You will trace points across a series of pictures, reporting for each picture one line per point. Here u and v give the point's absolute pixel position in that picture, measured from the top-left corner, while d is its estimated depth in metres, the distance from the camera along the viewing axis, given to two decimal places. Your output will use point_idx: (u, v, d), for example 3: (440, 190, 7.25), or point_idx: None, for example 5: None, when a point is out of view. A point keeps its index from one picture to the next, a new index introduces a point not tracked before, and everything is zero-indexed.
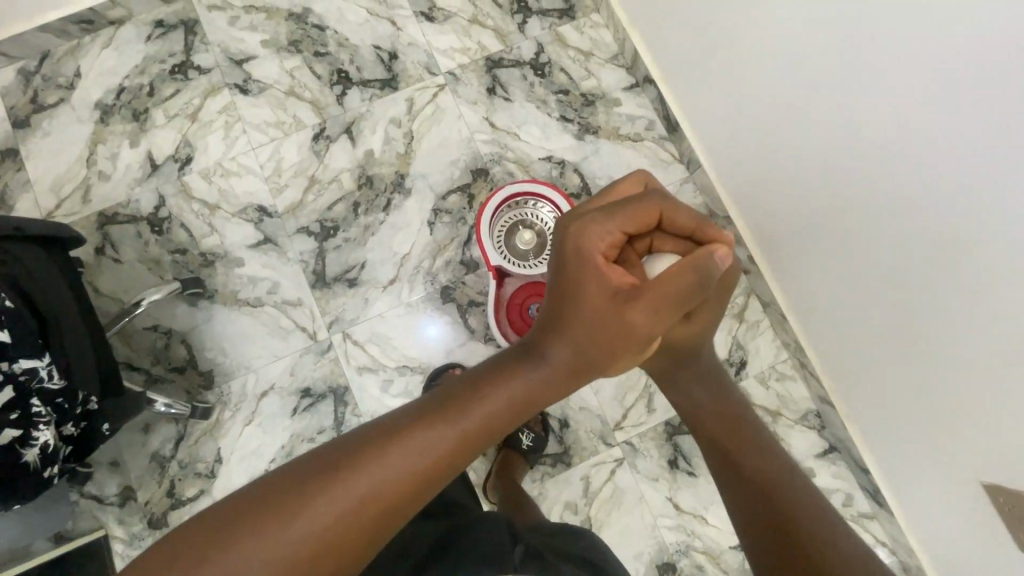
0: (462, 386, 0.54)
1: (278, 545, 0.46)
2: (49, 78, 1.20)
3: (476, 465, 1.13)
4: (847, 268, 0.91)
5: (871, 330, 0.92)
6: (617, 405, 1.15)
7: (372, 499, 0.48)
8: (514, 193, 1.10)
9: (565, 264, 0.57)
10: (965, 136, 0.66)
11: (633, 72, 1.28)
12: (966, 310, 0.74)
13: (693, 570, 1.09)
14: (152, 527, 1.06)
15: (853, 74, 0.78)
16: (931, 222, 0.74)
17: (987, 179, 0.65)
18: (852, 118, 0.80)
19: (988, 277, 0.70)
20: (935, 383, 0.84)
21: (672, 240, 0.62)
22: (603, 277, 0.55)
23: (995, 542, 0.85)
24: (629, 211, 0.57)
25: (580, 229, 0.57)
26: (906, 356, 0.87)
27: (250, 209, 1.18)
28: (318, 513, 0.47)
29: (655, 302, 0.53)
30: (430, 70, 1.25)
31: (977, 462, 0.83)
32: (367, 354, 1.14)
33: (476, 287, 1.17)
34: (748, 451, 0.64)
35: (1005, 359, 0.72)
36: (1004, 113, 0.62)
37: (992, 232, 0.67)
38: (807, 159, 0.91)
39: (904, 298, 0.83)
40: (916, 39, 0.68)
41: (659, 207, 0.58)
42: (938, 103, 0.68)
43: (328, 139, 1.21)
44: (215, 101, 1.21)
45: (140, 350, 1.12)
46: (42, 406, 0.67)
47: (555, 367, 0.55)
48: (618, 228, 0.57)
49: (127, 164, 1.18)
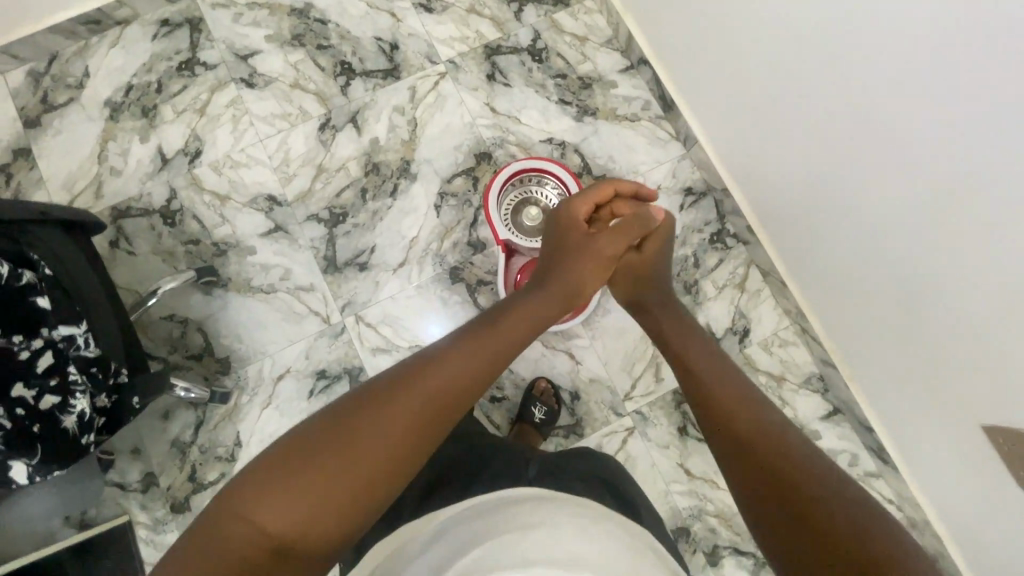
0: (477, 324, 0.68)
1: (337, 466, 0.52)
2: (59, 78, 1.23)
3: (491, 439, 1.15)
4: (850, 253, 0.96)
5: (873, 308, 0.97)
6: (626, 376, 1.17)
7: (410, 414, 0.56)
8: (519, 171, 1.13)
9: (561, 227, 0.88)
10: (968, 139, 0.70)
11: (628, 54, 1.32)
12: (959, 272, 0.78)
13: (706, 533, 1.12)
14: (175, 512, 1.08)
15: (857, 66, 0.80)
16: (926, 187, 0.78)
17: (979, 144, 0.69)
18: (847, 88, 0.83)
19: (981, 238, 0.74)
20: (937, 360, 0.88)
21: (626, 203, 0.92)
22: (578, 232, 0.86)
23: (998, 485, 0.88)
24: (593, 190, 0.89)
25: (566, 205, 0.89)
26: (906, 334, 0.92)
27: (260, 199, 1.20)
28: (371, 432, 0.54)
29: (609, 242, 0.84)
30: (431, 59, 1.28)
31: (976, 407, 0.86)
32: (379, 335, 1.16)
33: (484, 266, 1.20)
34: (758, 417, 0.63)
35: (1003, 347, 0.77)
36: (1005, 120, 0.65)
37: (995, 232, 0.71)
38: (806, 135, 0.94)
39: (906, 286, 0.88)
40: (924, 42, 0.70)
41: (611, 185, 0.90)
42: (928, 73, 0.71)
43: (334, 129, 1.24)
44: (222, 96, 1.24)
45: (157, 339, 1.14)
46: (78, 374, 0.69)
47: (551, 294, 0.77)
48: (591, 199, 0.89)
49: (138, 159, 1.21)
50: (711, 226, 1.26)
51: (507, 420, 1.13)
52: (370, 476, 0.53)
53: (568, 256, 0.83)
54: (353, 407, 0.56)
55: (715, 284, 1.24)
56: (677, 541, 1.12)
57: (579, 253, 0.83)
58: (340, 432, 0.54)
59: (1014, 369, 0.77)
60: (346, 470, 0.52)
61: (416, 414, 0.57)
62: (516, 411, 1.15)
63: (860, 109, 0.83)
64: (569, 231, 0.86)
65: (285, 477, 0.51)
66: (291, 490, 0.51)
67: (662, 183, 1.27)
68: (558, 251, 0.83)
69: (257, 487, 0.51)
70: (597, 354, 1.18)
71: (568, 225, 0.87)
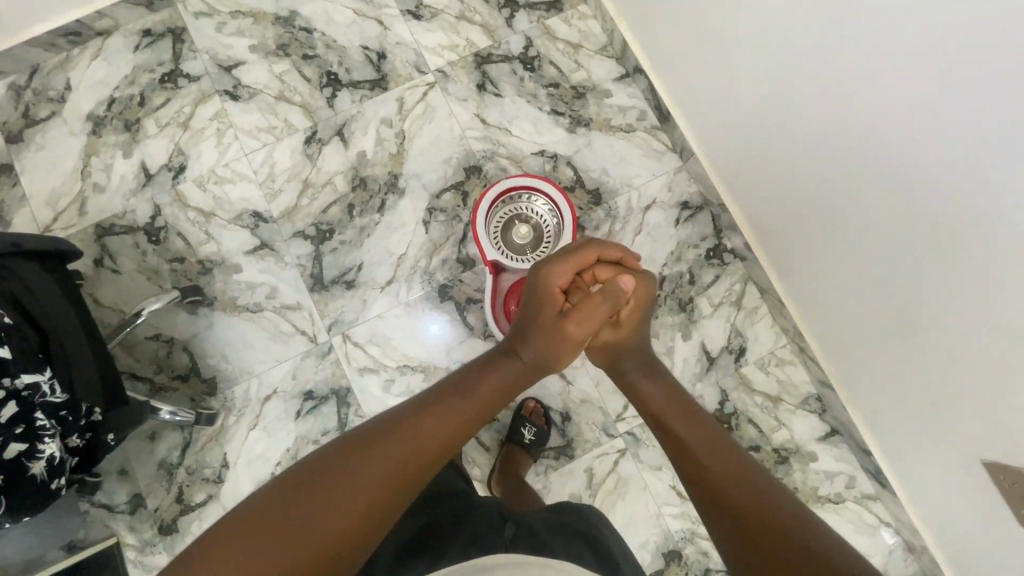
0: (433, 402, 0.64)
1: (283, 551, 0.50)
2: (40, 91, 1.20)
3: (481, 460, 1.13)
4: (845, 262, 0.93)
5: (867, 319, 0.94)
6: (618, 396, 1.15)
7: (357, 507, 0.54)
8: (508, 188, 1.10)
9: (533, 297, 0.77)
10: (965, 142, 0.66)
11: (623, 62, 1.27)
12: (965, 296, 0.74)
13: (699, 557, 1.10)
14: (162, 533, 1.08)
15: (853, 65, 0.76)
16: (929, 209, 0.74)
17: (978, 149, 0.65)
18: (852, 99, 0.78)
19: (988, 263, 0.70)
20: (934, 373, 0.85)
21: (610, 267, 0.80)
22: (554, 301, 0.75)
23: (999, 520, 0.85)
24: (571, 255, 0.77)
25: (541, 274, 0.77)
26: (902, 345, 0.88)
27: (245, 215, 1.18)
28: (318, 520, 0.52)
29: (583, 316, 0.73)
30: (419, 68, 1.25)
31: (977, 440, 0.83)
32: (367, 354, 1.15)
33: (473, 284, 1.17)
34: (732, 473, 0.63)
35: (1000, 361, 0.73)
36: (1002, 121, 0.61)
37: (993, 241, 0.68)
38: (799, 139, 0.91)
39: (901, 296, 0.85)
40: (922, 38, 0.66)
41: (593, 249, 0.79)
42: (942, 86, 0.66)
43: (320, 142, 1.21)
44: (206, 108, 1.21)
45: (142, 359, 1.13)
46: (46, 419, 0.67)
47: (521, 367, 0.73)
48: (570, 267, 0.77)
49: (122, 175, 1.19)
50: (708, 241, 1.23)
51: (496, 442, 1.12)
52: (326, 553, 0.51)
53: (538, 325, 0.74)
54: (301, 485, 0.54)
55: (711, 301, 1.21)
56: (669, 565, 1.10)
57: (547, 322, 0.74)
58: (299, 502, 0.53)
59: (1013, 385, 0.73)
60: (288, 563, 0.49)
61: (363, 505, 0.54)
62: (506, 432, 1.13)
63: (864, 122, 0.78)
64: (544, 303, 0.75)
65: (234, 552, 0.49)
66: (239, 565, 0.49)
67: (657, 196, 1.24)
68: (526, 324, 0.75)
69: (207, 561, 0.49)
70: (588, 374, 1.16)
71: (541, 295, 0.76)
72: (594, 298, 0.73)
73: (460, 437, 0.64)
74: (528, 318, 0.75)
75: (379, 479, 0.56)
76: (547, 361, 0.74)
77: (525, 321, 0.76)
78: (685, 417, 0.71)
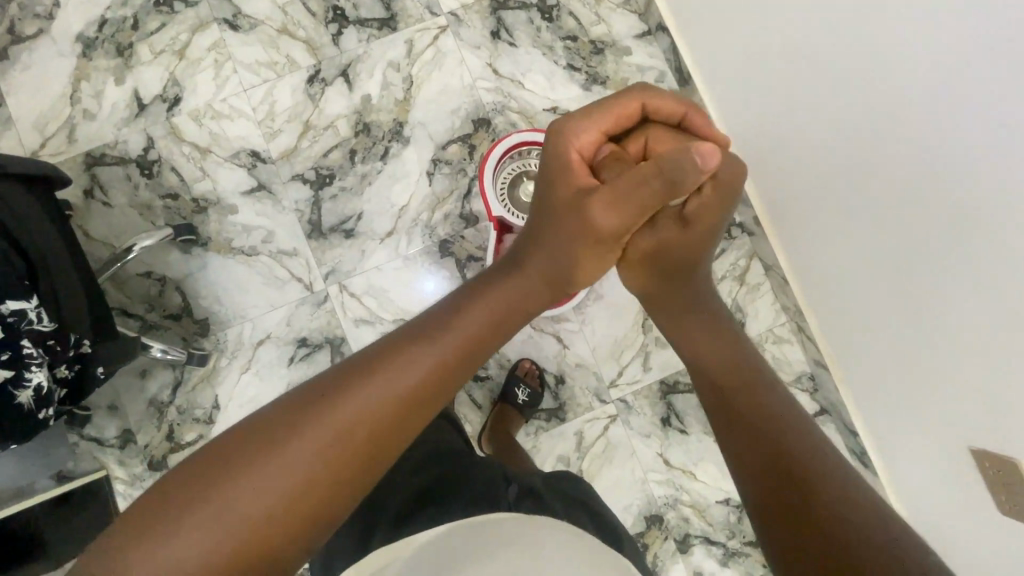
0: (433, 319, 0.54)
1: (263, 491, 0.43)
2: (26, 6, 1.13)
3: (472, 418, 1.14)
4: (846, 259, 0.93)
5: (863, 313, 0.94)
6: (613, 363, 1.15)
7: (338, 445, 0.46)
8: (519, 142, 1.06)
9: (556, 162, 0.64)
10: (959, 152, 0.67)
11: (646, 18, 1.21)
12: (957, 306, 0.76)
13: (679, 522, 1.13)
14: (152, 469, 1.08)
15: (860, 64, 0.76)
16: (928, 217, 0.74)
17: (973, 161, 0.65)
18: (856, 102, 0.78)
19: (984, 273, 0.70)
20: (923, 371, 0.86)
21: (664, 132, 0.68)
22: (577, 174, 0.64)
23: (972, 503, 0.87)
24: (603, 111, 0.66)
25: (560, 130, 0.65)
26: (895, 342, 0.89)
27: (242, 154, 1.14)
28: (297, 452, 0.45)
29: (616, 191, 0.60)
30: (431, 9, 1.18)
31: (965, 427, 0.83)
32: (363, 306, 1.13)
33: (475, 241, 1.14)
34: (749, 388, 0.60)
35: (987, 367, 0.75)
36: (998, 134, 0.62)
37: (989, 251, 0.68)
38: (806, 136, 0.90)
39: (898, 301, 0.85)
40: (925, 46, 0.67)
41: (638, 99, 0.66)
42: (947, 94, 0.66)
43: (323, 82, 1.16)
44: (204, 38, 1.15)
45: (134, 296, 1.11)
46: (33, 348, 0.65)
47: (531, 277, 0.62)
48: (599, 126, 0.66)
49: (113, 102, 1.13)
50: None
51: (489, 400, 1.12)
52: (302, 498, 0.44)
53: (556, 205, 0.64)
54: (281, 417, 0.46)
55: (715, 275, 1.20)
56: (649, 528, 1.12)
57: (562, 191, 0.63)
58: (277, 429, 0.46)
59: (998, 388, 0.74)
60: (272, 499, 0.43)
61: (341, 444, 0.46)
62: (499, 392, 1.13)
63: (891, 98, 0.73)
64: (566, 170, 0.64)
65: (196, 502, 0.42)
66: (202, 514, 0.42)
67: None
68: (544, 208, 0.65)
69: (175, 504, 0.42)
70: (584, 339, 1.15)
71: (567, 161, 0.64)
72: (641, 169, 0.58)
73: (463, 361, 0.53)
74: (545, 207, 0.65)
75: (359, 419, 0.47)
76: (570, 258, 0.63)
77: (543, 216, 0.65)
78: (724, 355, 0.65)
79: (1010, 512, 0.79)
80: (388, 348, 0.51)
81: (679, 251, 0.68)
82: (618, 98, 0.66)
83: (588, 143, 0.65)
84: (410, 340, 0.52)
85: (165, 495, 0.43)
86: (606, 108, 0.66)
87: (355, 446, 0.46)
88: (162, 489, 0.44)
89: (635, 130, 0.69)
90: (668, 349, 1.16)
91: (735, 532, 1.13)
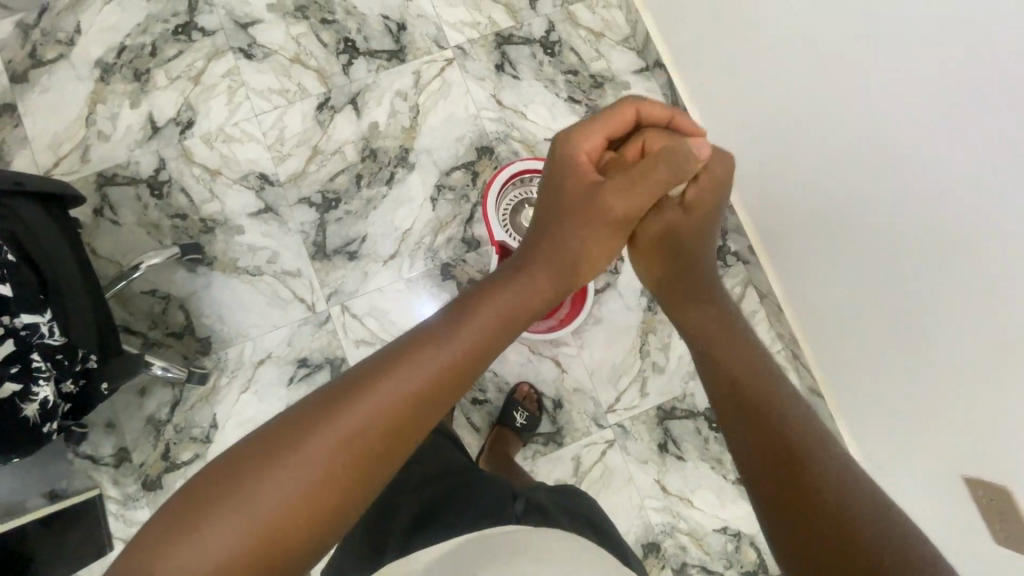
0: (470, 297, 0.62)
1: (318, 461, 0.48)
2: (48, 32, 1.17)
3: (470, 440, 1.14)
4: (841, 282, 0.95)
5: (858, 337, 0.96)
6: (611, 388, 1.16)
7: (389, 406, 0.51)
8: (522, 170, 1.10)
9: (565, 168, 0.73)
10: (956, 177, 0.69)
11: (644, 55, 1.27)
12: (950, 330, 0.78)
13: (676, 551, 1.12)
14: (146, 489, 1.07)
15: (856, 94, 0.79)
16: (921, 241, 0.76)
17: (968, 186, 0.68)
18: (854, 127, 0.81)
19: (978, 297, 0.72)
20: (919, 396, 0.87)
21: (658, 133, 0.74)
22: (583, 173, 0.73)
23: (967, 533, 0.87)
24: (605, 120, 0.74)
25: (566, 142, 0.74)
26: (892, 368, 0.90)
27: (251, 176, 1.17)
28: (350, 427, 0.50)
29: (619, 187, 0.70)
30: (439, 43, 1.23)
31: (959, 455, 0.84)
32: (364, 326, 1.14)
33: (476, 265, 1.17)
34: (736, 351, 0.66)
35: (984, 393, 0.76)
36: (996, 161, 0.64)
37: (982, 273, 0.70)
38: (803, 160, 0.93)
39: (893, 324, 0.87)
40: (925, 77, 0.69)
41: (630, 105, 0.74)
42: (946, 121, 0.68)
43: (332, 109, 1.20)
44: (219, 65, 1.19)
45: (137, 313, 1.12)
46: (42, 361, 0.66)
47: (555, 262, 0.70)
48: (600, 134, 0.74)
49: (128, 125, 1.16)
50: None
51: (487, 423, 1.12)
52: (359, 460, 0.49)
53: (571, 206, 0.72)
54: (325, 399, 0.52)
55: None
56: (647, 557, 1.11)
57: (574, 192, 0.72)
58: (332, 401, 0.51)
59: (993, 416, 0.76)
60: (321, 471, 0.48)
61: (398, 398, 0.52)
62: (497, 415, 1.14)
63: (887, 128, 0.76)
64: (574, 175, 0.73)
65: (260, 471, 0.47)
66: (268, 479, 0.47)
67: None
68: (558, 201, 0.73)
69: (234, 474, 0.47)
70: (583, 363, 1.17)
71: (574, 167, 0.73)
72: (638, 174, 0.68)
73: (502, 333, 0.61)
74: (557, 208, 0.73)
75: (411, 373, 0.53)
76: (585, 242, 0.71)
77: (555, 215, 0.73)
78: (720, 325, 0.71)
79: (1005, 542, 0.79)
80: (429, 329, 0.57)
81: (677, 239, 0.76)
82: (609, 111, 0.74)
83: (592, 147, 0.74)
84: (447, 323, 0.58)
85: (229, 469, 0.48)
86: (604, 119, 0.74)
87: (410, 393, 0.52)
88: (223, 467, 0.48)
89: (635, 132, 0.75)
90: (665, 374, 1.17)
91: (733, 562, 1.12)
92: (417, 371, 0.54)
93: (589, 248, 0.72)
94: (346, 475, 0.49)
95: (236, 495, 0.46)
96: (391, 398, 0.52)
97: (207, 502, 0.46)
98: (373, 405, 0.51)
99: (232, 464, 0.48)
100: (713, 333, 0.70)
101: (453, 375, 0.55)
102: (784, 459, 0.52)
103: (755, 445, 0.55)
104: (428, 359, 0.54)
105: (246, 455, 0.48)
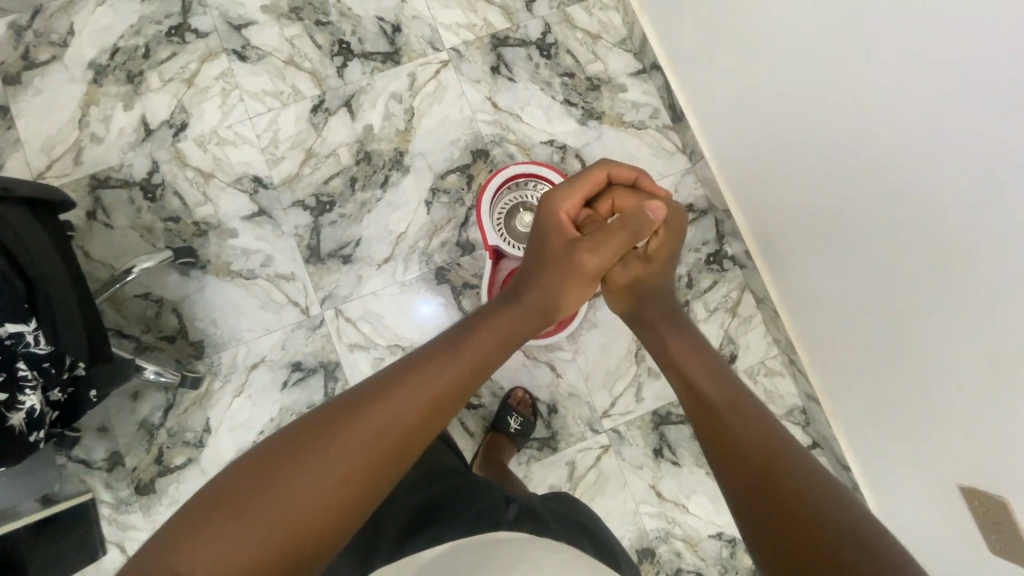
0: (449, 338, 0.62)
1: (295, 505, 0.46)
2: (41, 34, 1.16)
3: (464, 445, 1.13)
4: (838, 287, 0.94)
5: (854, 343, 0.95)
6: (606, 393, 1.16)
7: (368, 448, 0.50)
8: (516, 174, 1.09)
9: (545, 223, 0.78)
10: (954, 183, 0.68)
11: (640, 58, 1.26)
12: (948, 337, 0.77)
13: (671, 557, 1.11)
14: (139, 493, 1.07)
15: (853, 98, 0.78)
16: (920, 246, 0.76)
17: (966, 193, 0.67)
18: (851, 132, 0.80)
19: (977, 304, 0.71)
20: (916, 403, 0.86)
21: (626, 192, 0.82)
22: (562, 229, 0.76)
23: (963, 543, 0.86)
24: (581, 179, 0.79)
25: (548, 199, 0.79)
26: (889, 375, 0.89)
27: (245, 179, 1.16)
28: (328, 470, 0.48)
29: (596, 244, 0.74)
30: (434, 45, 1.22)
31: (955, 464, 0.83)
32: (358, 331, 1.14)
33: (471, 269, 1.16)
34: (716, 383, 0.67)
35: (980, 401, 0.75)
36: (995, 168, 0.63)
37: (980, 280, 0.69)
38: (800, 164, 0.92)
39: (891, 330, 0.86)
40: (922, 81, 0.68)
41: (603, 168, 0.80)
42: (944, 126, 0.67)
43: (326, 112, 1.19)
44: (212, 67, 1.18)
45: (130, 317, 1.12)
46: (28, 369, 0.66)
47: (531, 309, 0.72)
48: (577, 193, 0.79)
49: (121, 127, 1.16)
50: (709, 246, 1.23)
51: (481, 428, 1.12)
52: (338, 504, 0.47)
53: (551, 255, 0.75)
54: (302, 439, 0.49)
55: (707, 306, 1.21)
56: (642, 563, 1.11)
57: (552, 243, 0.76)
58: (309, 442, 0.49)
59: (990, 425, 0.75)
60: (297, 514, 0.46)
61: (375, 446, 0.50)
62: (492, 419, 1.13)
63: (884, 132, 0.75)
64: (552, 228, 0.77)
65: (235, 511, 0.45)
66: (244, 520, 0.45)
67: None
68: (539, 252, 0.76)
69: (211, 512, 0.45)
70: (578, 367, 1.16)
71: (552, 222, 0.77)
72: (612, 229, 0.73)
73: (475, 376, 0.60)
74: (535, 256, 0.76)
75: (385, 420, 0.51)
76: (560, 287, 0.74)
77: (534, 262, 0.76)
78: (700, 358, 0.72)
79: (1001, 552, 0.79)
80: (409, 368, 0.56)
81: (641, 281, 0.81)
82: (586, 171, 0.79)
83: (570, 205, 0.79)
84: (425, 367, 0.57)
85: (207, 509, 0.45)
86: (580, 180, 0.79)
87: (389, 439, 0.51)
88: (202, 506, 0.46)
89: (606, 191, 0.82)
90: (660, 379, 1.16)
91: (728, 568, 1.12)
92: (409, 399, 0.53)
93: (563, 295, 0.75)
94: (325, 517, 0.47)
95: (212, 535, 0.44)
96: (381, 427, 0.51)
97: (183, 543, 0.43)
98: (351, 449, 0.49)
99: (211, 503, 0.46)
100: (690, 366, 0.71)
101: (432, 416, 0.54)
102: (769, 487, 0.52)
103: (740, 476, 0.55)
104: (405, 403, 0.53)
105: (220, 496, 0.46)
